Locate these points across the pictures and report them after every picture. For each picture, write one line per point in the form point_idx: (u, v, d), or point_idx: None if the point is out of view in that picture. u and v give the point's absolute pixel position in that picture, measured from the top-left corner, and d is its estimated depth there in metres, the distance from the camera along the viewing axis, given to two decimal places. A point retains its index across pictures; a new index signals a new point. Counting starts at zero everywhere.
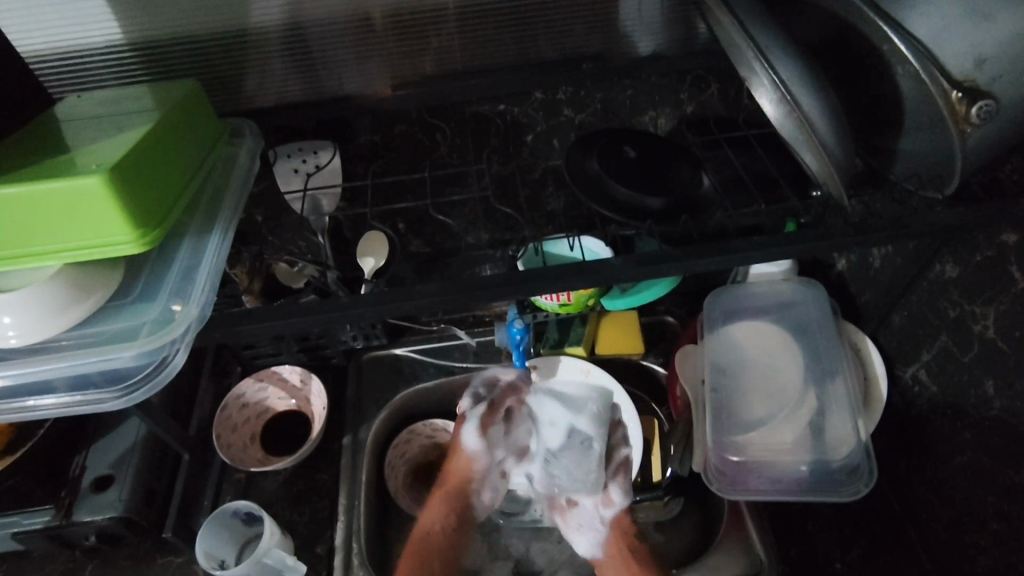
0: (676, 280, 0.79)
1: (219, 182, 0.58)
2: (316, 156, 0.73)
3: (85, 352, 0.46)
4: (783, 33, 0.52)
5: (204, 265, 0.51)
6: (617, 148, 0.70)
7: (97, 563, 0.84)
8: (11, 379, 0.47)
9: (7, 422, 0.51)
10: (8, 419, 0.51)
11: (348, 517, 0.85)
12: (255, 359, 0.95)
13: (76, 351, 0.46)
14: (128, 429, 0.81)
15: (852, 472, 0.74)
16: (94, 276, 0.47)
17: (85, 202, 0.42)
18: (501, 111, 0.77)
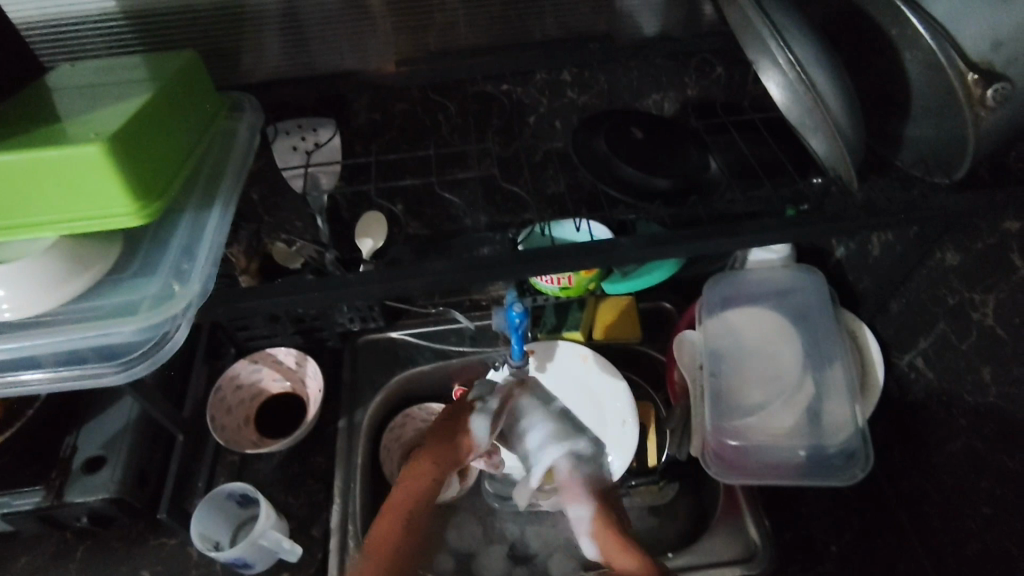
0: (677, 263, 0.79)
1: (219, 156, 0.56)
2: (315, 135, 0.72)
3: (83, 327, 0.44)
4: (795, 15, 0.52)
5: (205, 241, 0.49)
6: (623, 129, 0.69)
7: (89, 544, 0.83)
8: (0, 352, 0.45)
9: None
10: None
11: (344, 500, 0.86)
12: (250, 340, 0.94)
13: (74, 326, 0.45)
14: (121, 409, 0.80)
15: (849, 457, 0.74)
16: (92, 250, 0.45)
17: (82, 171, 0.40)
18: (504, 91, 0.76)
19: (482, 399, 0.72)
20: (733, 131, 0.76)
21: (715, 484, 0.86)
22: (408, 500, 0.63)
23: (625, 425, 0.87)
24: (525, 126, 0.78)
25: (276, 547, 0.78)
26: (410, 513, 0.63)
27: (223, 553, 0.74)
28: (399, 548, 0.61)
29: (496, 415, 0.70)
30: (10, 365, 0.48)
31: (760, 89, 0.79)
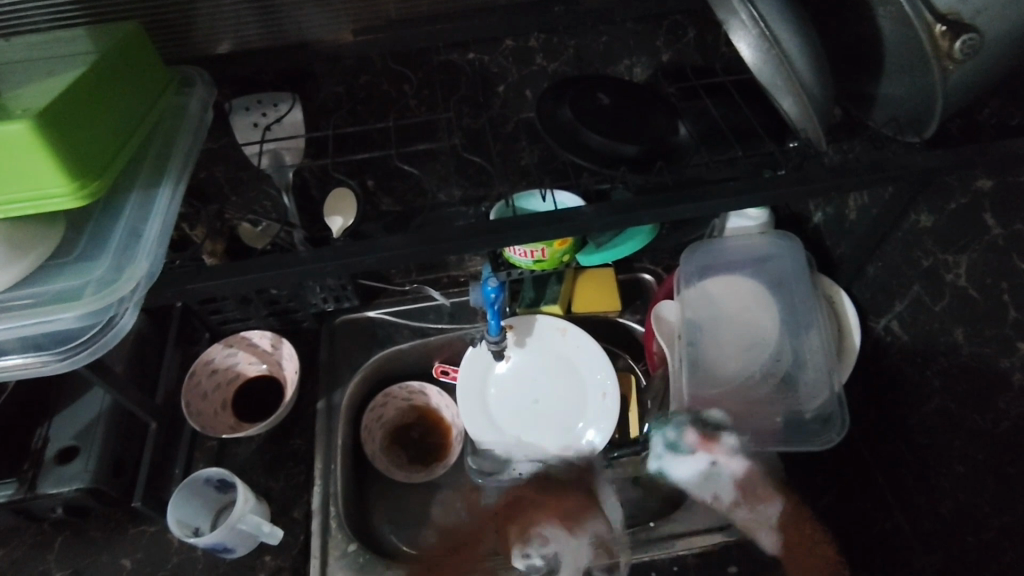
0: (651, 231, 0.77)
1: (170, 133, 0.54)
2: (276, 110, 0.71)
3: (23, 315, 0.42)
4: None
5: (152, 221, 0.47)
6: (590, 96, 0.67)
7: (67, 535, 0.82)
8: None
9: None
10: None
11: (325, 481, 0.85)
12: (223, 324, 0.92)
13: (16, 314, 0.43)
14: (92, 400, 0.80)
15: (825, 422, 0.74)
16: (32, 234, 0.43)
17: (10, 149, 0.38)
18: (470, 60, 0.73)
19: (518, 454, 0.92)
20: (704, 95, 0.74)
21: None
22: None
23: (605, 397, 0.91)
24: (493, 95, 0.77)
25: (256, 531, 0.77)
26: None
27: (201, 539, 0.73)
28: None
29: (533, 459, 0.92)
30: None
31: (733, 51, 0.77)
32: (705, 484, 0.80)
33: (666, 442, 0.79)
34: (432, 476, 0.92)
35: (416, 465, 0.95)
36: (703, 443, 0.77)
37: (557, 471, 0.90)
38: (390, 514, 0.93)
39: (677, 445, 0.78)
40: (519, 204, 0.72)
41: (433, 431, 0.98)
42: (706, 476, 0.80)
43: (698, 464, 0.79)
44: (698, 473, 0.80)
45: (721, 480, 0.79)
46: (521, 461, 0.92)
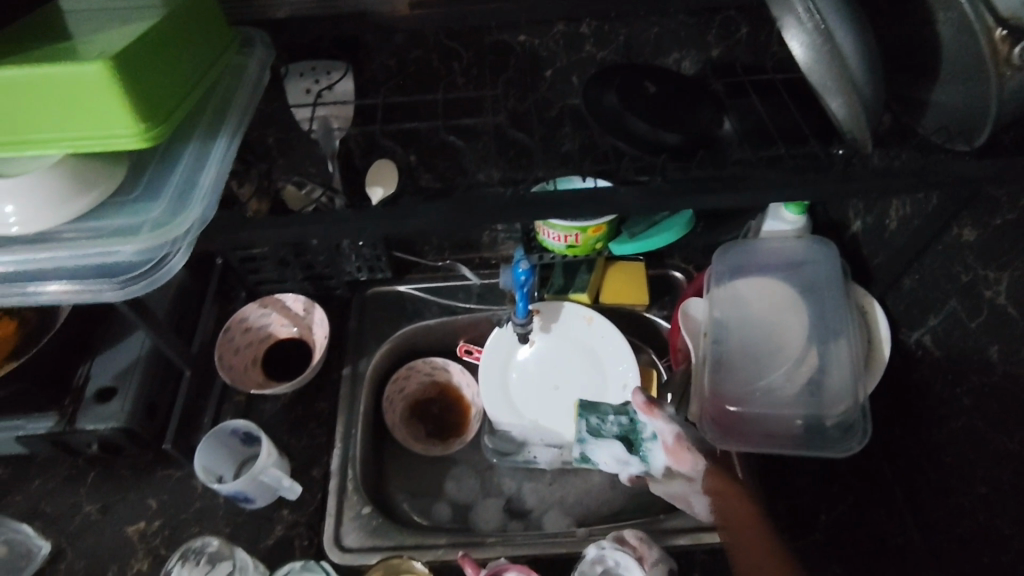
0: (688, 222, 0.77)
1: (229, 89, 0.56)
2: (328, 78, 0.75)
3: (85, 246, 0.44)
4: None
5: (208, 169, 0.49)
6: (637, 83, 0.68)
7: (99, 472, 0.86)
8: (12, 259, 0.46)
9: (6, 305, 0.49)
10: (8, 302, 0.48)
11: (345, 444, 0.88)
12: (260, 284, 0.95)
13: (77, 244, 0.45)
14: (131, 344, 0.85)
15: (846, 430, 0.74)
16: (94, 173, 0.45)
17: (86, 90, 0.40)
18: (522, 42, 0.76)
19: (538, 440, 0.94)
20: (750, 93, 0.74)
21: None
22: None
23: (627, 388, 0.92)
24: (540, 79, 0.78)
25: (277, 484, 0.81)
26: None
27: (225, 486, 0.76)
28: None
29: (552, 447, 0.93)
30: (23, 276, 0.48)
31: (784, 51, 0.77)
32: (625, 467, 0.79)
33: (589, 426, 0.83)
34: (450, 450, 0.96)
35: (433, 439, 0.98)
36: (646, 405, 0.76)
37: (571, 459, 0.92)
38: (405, 484, 0.95)
39: (602, 434, 0.82)
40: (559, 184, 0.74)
41: (453, 406, 1.00)
42: (623, 462, 0.79)
43: (615, 449, 0.80)
44: (613, 458, 0.79)
45: (641, 464, 0.78)
46: (539, 448, 0.93)
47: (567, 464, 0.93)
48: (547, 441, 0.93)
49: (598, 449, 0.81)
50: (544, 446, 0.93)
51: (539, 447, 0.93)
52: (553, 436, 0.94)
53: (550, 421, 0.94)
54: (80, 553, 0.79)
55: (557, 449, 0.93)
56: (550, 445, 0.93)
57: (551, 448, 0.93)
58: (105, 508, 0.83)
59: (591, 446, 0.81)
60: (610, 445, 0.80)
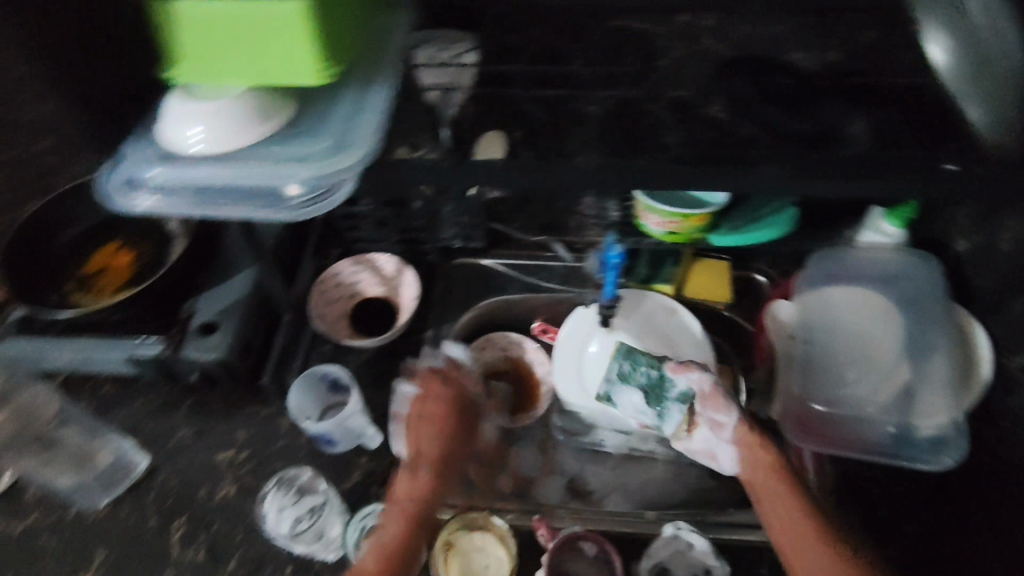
0: (790, 224, 0.79)
1: (381, 42, 0.59)
2: (458, 53, 0.76)
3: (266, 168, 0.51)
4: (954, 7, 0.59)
5: (368, 113, 0.54)
6: (768, 77, 0.72)
7: (193, 401, 0.91)
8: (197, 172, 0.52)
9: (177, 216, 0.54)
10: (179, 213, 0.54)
11: (422, 403, 0.91)
12: (355, 243, 0.99)
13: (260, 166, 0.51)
14: (237, 281, 0.89)
15: (937, 445, 0.73)
16: (272, 104, 0.51)
17: (283, 26, 0.45)
18: (644, 27, 0.79)
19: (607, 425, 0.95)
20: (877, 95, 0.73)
21: None
22: (417, 506, 0.78)
23: None
24: None
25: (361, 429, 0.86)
26: (416, 509, 0.77)
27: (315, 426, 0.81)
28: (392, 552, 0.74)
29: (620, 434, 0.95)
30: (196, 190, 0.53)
31: None
32: (641, 417, 0.81)
33: (621, 370, 0.83)
34: (517, 425, 0.97)
35: (501, 412, 0.98)
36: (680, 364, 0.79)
37: (638, 446, 0.94)
38: (472, 451, 0.97)
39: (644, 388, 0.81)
40: None
41: (524, 383, 1.01)
42: (641, 412, 0.81)
43: (636, 398, 0.81)
44: (636, 407, 0.81)
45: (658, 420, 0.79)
46: (607, 432, 0.95)
47: (633, 451, 0.94)
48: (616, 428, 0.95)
49: (622, 394, 0.82)
50: (613, 432, 0.95)
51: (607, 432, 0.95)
52: (622, 422, 0.95)
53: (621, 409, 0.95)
54: (173, 473, 0.85)
55: (625, 436, 0.95)
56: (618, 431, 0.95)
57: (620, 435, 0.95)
58: (197, 435, 0.88)
59: (616, 389, 0.83)
60: (633, 394, 0.81)
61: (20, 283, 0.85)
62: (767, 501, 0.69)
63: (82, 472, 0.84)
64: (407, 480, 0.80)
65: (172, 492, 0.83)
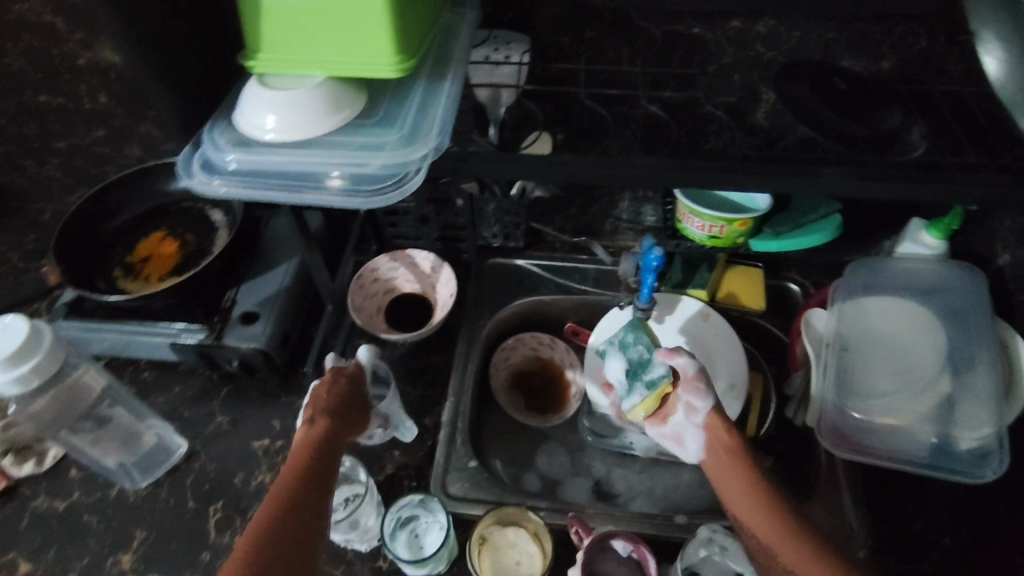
0: (834, 232, 0.78)
1: (446, 38, 0.61)
2: (508, 48, 0.77)
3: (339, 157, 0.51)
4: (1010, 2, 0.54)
5: (437, 106, 0.55)
6: (826, 80, 0.72)
7: (231, 389, 0.92)
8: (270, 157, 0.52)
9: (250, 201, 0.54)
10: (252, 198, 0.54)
11: (455, 400, 0.92)
12: (394, 239, 1.01)
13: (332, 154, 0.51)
14: (277, 273, 0.91)
15: (979, 457, 0.73)
16: (347, 94, 0.51)
17: (367, 17, 0.46)
18: (695, 33, 0.80)
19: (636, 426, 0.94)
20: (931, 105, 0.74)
21: (817, 464, 0.85)
22: (310, 447, 0.68)
23: (733, 390, 0.88)
24: None
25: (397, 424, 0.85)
26: (317, 454, 0.67)
27: None
28: (298, 502, 0.62)
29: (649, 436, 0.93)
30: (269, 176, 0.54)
31: None
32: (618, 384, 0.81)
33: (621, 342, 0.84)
34: (546, 424, 0.98)
35: (531, 411, 1.00)
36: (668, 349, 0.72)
37: (667, 451, 0.93)
38: (500, 449, 0.98)
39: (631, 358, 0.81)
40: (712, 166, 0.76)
41: (554, 384, 1.03)
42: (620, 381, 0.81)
43: (618, 366, 0.82)
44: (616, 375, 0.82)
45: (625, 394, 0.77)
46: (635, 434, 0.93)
47: (661, 454, 0.93)
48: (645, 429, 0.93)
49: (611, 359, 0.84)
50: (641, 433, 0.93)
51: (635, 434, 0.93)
52: None
53: None
54: (211, 458, 0.86)
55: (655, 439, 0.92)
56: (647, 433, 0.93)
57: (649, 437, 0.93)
58: (235, 422, 0.89)
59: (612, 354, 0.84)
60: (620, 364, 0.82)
61: (71, 269, 0.88)
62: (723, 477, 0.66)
63: (127, 454, 0.83)
64: (302, 431, 0.69)
65: (209, 476, 0.85)
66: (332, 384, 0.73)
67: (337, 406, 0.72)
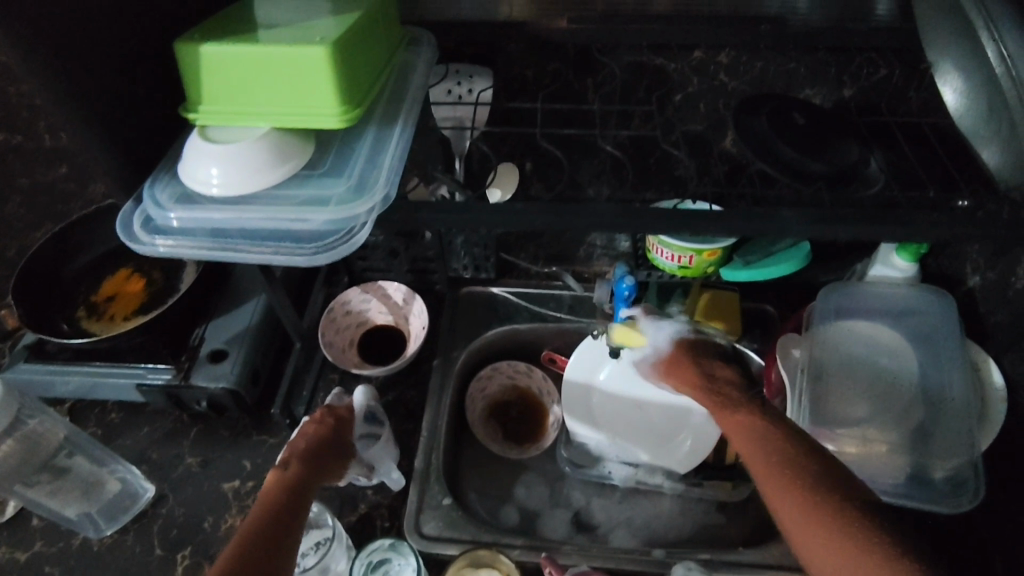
0: (803, 261, 0.77)
1: (400, 80, 0.62)
2: (471, 82, 0.78)
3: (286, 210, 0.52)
4: (964, 25, 0.52)
5: (387, 153, 0.56)
6: (786, 115, 0.73)
7: (200, 429, 0.90)
8: (215, 215, 0.52)
9: (195, 260, 0.54)
10: (198, 257, 0.54)
11: (430, 434, 0.90)
12: (366, 271, 1.00)
13: (277, 208, 0.52)
14: (246, 309, 0.90)
15: (956, 487, 0.72)
16: (294, 144, 0.52)
17: (308, 71, 0.48)
18: (658, 63, 0.79)
19: (613, 456, 0.95)
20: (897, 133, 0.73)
21: None
22: (284, 485, 0.65)
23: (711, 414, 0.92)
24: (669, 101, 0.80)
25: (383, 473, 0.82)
26: (290, 494, 0.65)
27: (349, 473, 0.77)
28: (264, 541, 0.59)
29: (628, 466, 0.94)
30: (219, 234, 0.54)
31: None
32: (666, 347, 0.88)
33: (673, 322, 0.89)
34: (523, 456, 0.96)
35: (509, 441, 0.98)
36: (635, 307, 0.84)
37: (645, 479, 0.93)
38: (478, 482, 0.96)
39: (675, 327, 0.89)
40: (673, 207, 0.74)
41: (531, 413, 1.02)
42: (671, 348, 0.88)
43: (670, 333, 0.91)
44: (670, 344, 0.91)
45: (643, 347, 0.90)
46: (613, 464, 0.94)
47: (640, 484, 0.93)
48: (623, 459, 0.94)
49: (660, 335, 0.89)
50: (620, 463, 0.94)
51: (614, 464, 0.94)
52: (629, 453, 0.95)
53: (626, 441, 0.95)
54: (179, 502, 0.84)
55: (632, 468, 0.94)
56: (626, 462, 0.94)
57: (628, 467, 0.94)
58: (204, 464, 0.87)
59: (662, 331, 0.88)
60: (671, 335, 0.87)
61: (31, 312, 0.86)
62: (774, 501, 0.59)
63: (85, 502, 0.81)
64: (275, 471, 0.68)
65: (178, 521, 0.83)
66: (320, 423, 0.74)
67: (314, 447, 0.71)
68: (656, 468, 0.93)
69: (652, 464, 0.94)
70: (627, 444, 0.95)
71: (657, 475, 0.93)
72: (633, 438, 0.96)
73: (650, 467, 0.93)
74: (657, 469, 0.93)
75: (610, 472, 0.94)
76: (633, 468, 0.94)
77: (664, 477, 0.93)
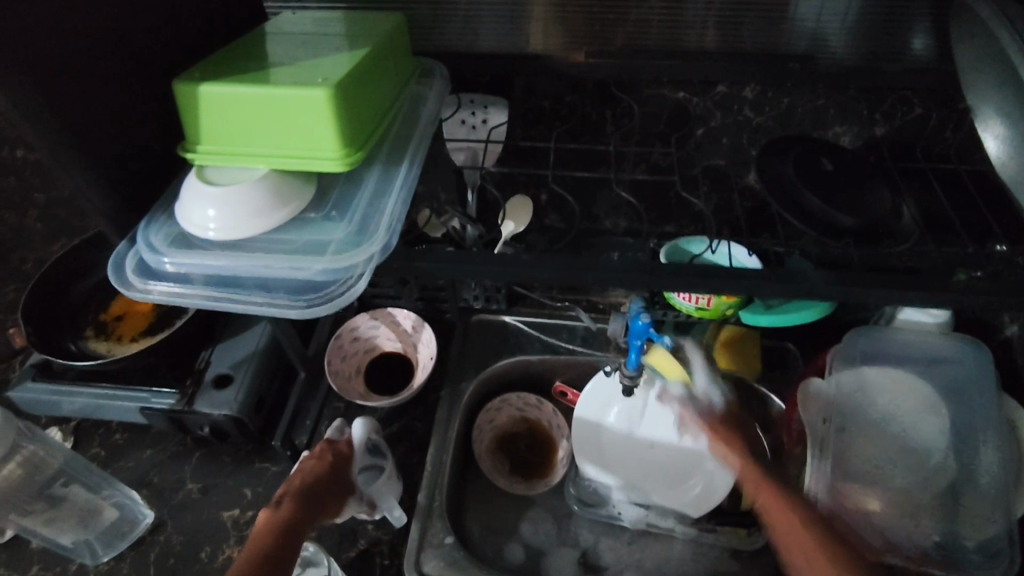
0: (827, 310, 0.73)
1: (410, 117, 0.62)
2: (485, 112, 0.76)
3: (286, 258, 0.52)
4: (1006, 72, 0.49)
5: (390, 197, 0.56)
6: (814, 158, 0.70)
7: (201, 454, 0.89)
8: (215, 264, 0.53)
9: (194, 308, 0.55)
10: (196, 305, 0.54)
11: (435, 468, 0.87)
12: (377, 297, 0.99)
13: (275, 256, 0.52)
14: (253, 333, 0.87)
15: (987, 557, 0.69)
16: (294, 186, 0.53)
17: (311, 115, 0.48)
18: (679, 98, 0.76)
19: (625, 496, 0.91)
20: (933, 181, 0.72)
21: None
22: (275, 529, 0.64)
23: None
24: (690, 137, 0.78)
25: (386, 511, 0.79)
26: (282, 538, 0.64)
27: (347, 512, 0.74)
28: None
29: (640, 508, 0.90)
30: (218, 281, 0.55)
31: (958, 138, 0.74)
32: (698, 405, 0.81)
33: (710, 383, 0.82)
34: (531, 492, 0.92)
35: (516, 476, 0.95)
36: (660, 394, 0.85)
37: (657, 522, 0.89)
38: (483, 518, 0.93)
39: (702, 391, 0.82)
40: (686, 246, 0.73)
41: (540, 447, 0.98)
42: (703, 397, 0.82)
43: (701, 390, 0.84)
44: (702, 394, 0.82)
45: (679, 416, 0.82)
46: (624, 504, 0.91)
47: (652, 526, 0.89)
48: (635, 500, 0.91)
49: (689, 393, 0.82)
50: (631, 504, 0.90)
51: (625, 504, 0.91)
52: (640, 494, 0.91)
53: (638, 481, 0.92)
54: (178, 529, 0.83)
55: (643, 509, 0.90)
56: (637, 503, 0.90)
57: (640, 509, 0.90)
58: (204, 491, 0.86)
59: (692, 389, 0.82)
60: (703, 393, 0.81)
61: (38, 331, 0.84)
62: None
63: (82, 531, 0.80)
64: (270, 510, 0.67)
65: (175, 550, 0.81)
66: (318, 460, 0.72)
67: (308, 486, 0.69)
68: (668, 511, 0.89)
69: (665, 507, 0.90)
70: (640, 484, 0.92)
71: (669, 519, 0.88)
72: (646, 479, 0.92)
73: (663, 511, 0.89)
74: (670, 513, 0.89)
75: (620, 512, 0.90)
76: (644, 511, 0.90)
77: (676, 521, 0.88)
